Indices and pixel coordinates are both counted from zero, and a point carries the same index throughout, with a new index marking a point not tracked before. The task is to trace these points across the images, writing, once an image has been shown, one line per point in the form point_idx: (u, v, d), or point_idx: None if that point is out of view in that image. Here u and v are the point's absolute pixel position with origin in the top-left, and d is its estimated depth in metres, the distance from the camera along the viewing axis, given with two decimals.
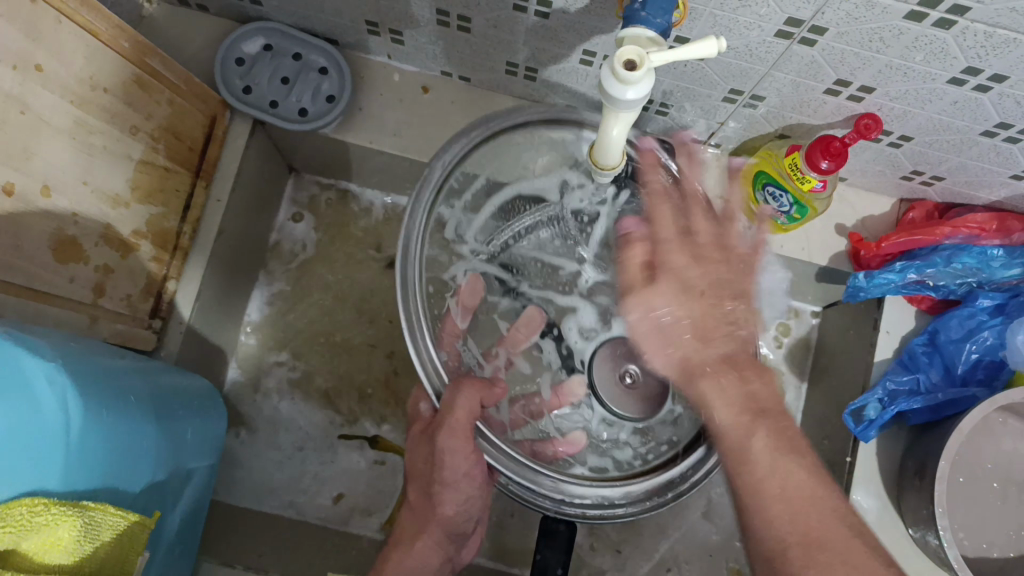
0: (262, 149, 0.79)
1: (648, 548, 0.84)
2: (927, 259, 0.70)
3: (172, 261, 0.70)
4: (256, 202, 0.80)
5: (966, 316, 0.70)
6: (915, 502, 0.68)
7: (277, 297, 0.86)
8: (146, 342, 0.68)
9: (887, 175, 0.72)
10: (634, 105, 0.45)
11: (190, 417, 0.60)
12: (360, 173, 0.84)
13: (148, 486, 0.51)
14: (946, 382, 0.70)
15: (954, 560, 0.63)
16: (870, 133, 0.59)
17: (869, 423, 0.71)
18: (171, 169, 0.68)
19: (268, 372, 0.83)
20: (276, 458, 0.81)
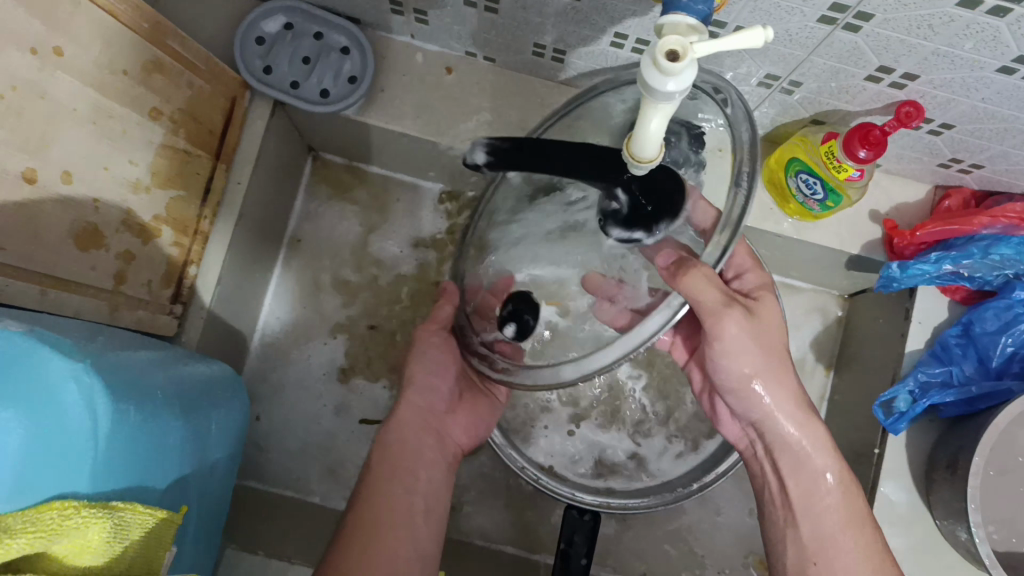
0: (283, 130, 0.77)
1: (671, 539, 0.82)
2: (963, 249, 0.68)
3: (192, 245, 0.68)
4: (275, 184, 0.79)
5: (1001, 308, 0.68)
6: (946, 495, 0.67)
7: (298, 280, 0.85)
8: (167, 328, 0.67)
9: (924, 161, 0.70)
10: (675, 97, 0.43)
11: (215, 409, 0.59)
12: (381, 155, 0.83)
13: (174, 484, 0.50)
14: (981, 375, 0.69)
15: (986, 556, 0.62)
16: (911, 122, 0.57)
17: (900, 416, 0.70)
18: (191, 153, 0.66)
19: (288, 354, 0.83)
20: (297, 442, 0.81)
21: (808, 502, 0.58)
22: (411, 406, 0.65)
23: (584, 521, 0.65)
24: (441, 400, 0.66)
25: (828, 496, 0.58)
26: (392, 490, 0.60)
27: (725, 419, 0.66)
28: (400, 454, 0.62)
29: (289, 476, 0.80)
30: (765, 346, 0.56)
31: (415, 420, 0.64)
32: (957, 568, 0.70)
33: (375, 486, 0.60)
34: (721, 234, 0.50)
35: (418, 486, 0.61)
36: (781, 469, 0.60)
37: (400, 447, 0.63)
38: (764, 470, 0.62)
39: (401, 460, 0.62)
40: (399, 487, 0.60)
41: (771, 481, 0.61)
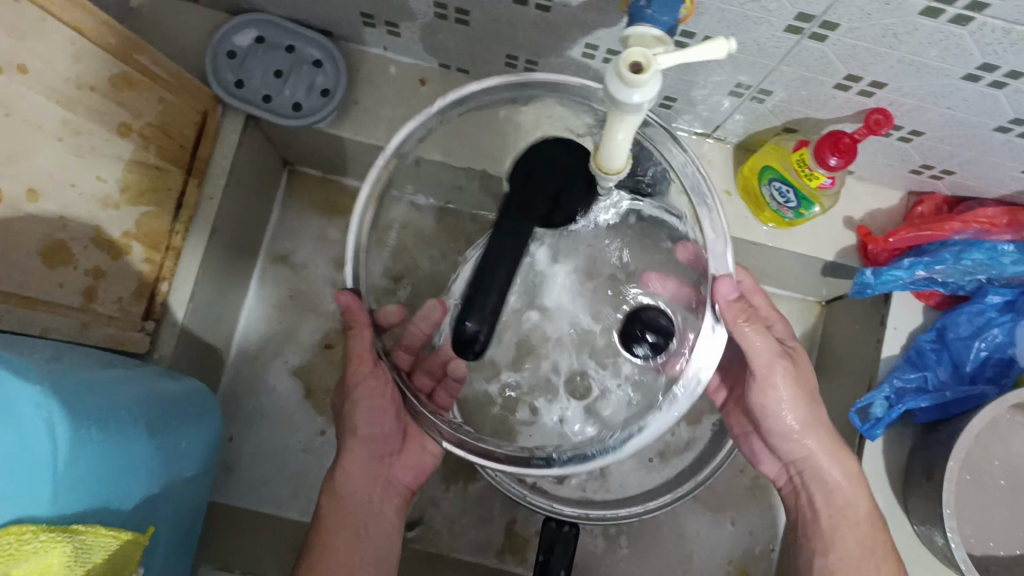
0: (256, 144, 0.77)
1: (651, 550, 0.82)
2: (936, 256, 0.69)
3: (165, 260, 0.68)
4: (250, 197, 0.79)
5: (975, 313, 0.69)
6: (922, 501, 0.67)
7: (273, 293, 0.84)
8: (139, 345, 0.66)
9: (896, 168, 0.71)
10: (640, 109, 0.43)
11: (186, 426, 0.58)
12: (356, 168, 0.82)
13: (141, 504, 0.50)
14: (955, 381, 0.69)
15: (962, 562, 0.62)
16: (880, 130, 0.57)
17: (876, 422, 0.70)
18: (162, 167, 0.66)
19: (265, 369, 0.82)
20: (274, 457, 0.80)
21: (841, 526, 0.61)
22: (357, 451, 0.62)
23: (563, 532, 0.65)
24: (387, 445, 0.63)
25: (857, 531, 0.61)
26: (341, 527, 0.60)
27: (764, 456, 0.67)
28: (333, 507, 0.62)
29: (267, 494, 0.80)
30: (807, 394, 0.61)
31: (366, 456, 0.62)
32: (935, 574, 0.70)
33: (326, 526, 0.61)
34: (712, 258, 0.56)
35: (359, 535, 0.61)
36: (815, 501, 0.63)
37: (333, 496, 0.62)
38: (800, 491, 0.64)
39: (333, 518, 0.61)
40: (343, 530, 0.60)
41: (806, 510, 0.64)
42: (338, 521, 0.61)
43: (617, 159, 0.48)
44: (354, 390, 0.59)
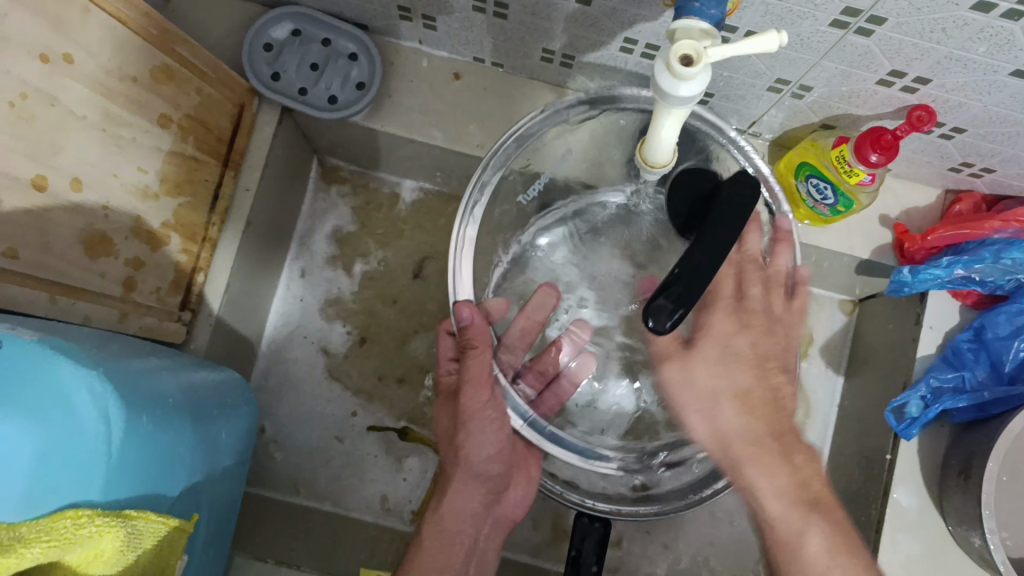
0: (290, 137, 0.77)
1: (681, 547, 0.82)
2: (975, 254, 0.68)
3: (201, 252, 0.68)
4: (283, 189, 0.79)
5: (1014, 312, 0.68)
6: (958, 501, 0.66)
7: (305, 285, 0.84)
8: (176, 335, 0.67)
9: (935, 166, 0.70)
10: (688, 103, 0.43)
11: (226, 416, 0.59)
12: (388, 161, 0.83)
13: (184, 492, 0.50)
14: (994, 380, 0.68)
15: (1001, 562, 0.61)
16: (923, 126, 0.56)
17: (912, 421, 0.69)
18: (200, 159, 0.66)
19: (297, 361, 0.83)
20: (305, 448, 0.81)
21: None
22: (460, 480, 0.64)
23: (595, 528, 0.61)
24: (494, 482, 0.65)
25: None
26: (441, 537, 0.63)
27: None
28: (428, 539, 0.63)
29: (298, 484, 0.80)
30: None
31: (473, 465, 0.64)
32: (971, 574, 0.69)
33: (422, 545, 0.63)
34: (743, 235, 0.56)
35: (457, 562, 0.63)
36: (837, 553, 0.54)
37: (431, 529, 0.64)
38: None
39: (428, 543, 0.63)
40: (441, 544, 0.63)
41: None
42: (437, 534, 0.63)
43: (660, 153, 0.48)
44: (467, 415, 0.60)
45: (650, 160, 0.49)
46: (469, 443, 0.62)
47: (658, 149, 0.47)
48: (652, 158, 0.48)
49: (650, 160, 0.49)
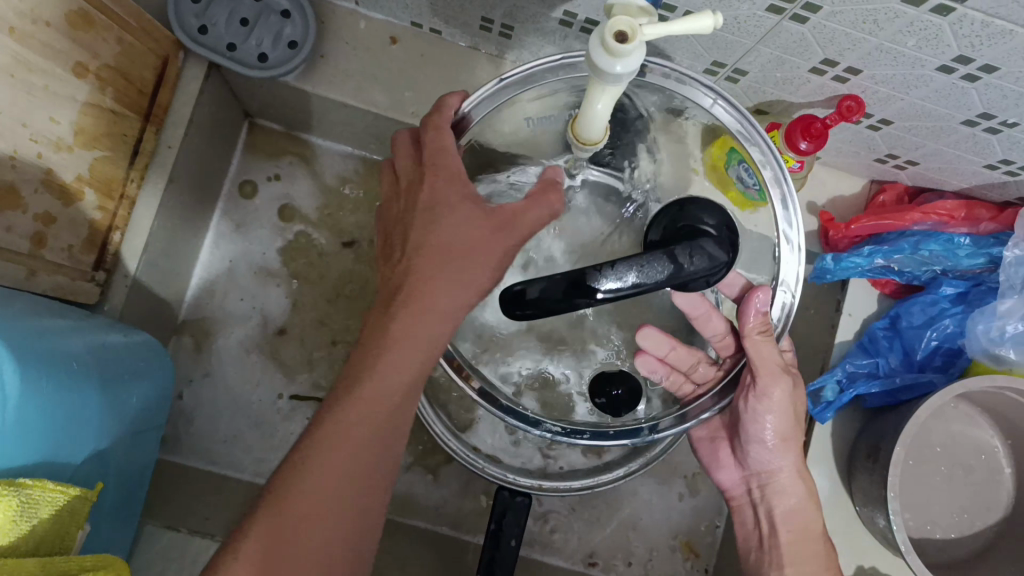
0: (217, 94, 0.74)
1: (601, 524, 0.82)
2: (894, 245, 0.70)
3: (117, 209, 0.65)
4: (208, 148, 0.76)
5: (927, 302, 0.70)
6: (866, 483, 0.68)
7: (229, 249, 0.82)
8: (88, 295, 0.64)
9: (862, 156, 0.72)
10: (622, 80, 0.42)
11: (138, 381, 0.57)
12: (320, 124, 0.80)
13: (91, 457, 0.49)
14: (904, 368, 0.71)
15: (902, 543, 0.63)
16: (852, 116, 0.57)
17: (827, 404, 0.71)
18: (119, 112, 0.63)
19: (219, 325, 0.80)
20: (224, 415, 0.79)
21: (797, 543, 0.61)
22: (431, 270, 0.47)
23: (516, 502, 0.65)
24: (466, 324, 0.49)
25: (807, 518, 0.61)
26: (381, 373, 0.47)
27: (725, 464, 0.65)
28: (392, 335, 0.47)
29: (215, 451, 0.78)
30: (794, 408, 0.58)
31: (427, 338, 0.47)
32: (874, 552, 0.72)
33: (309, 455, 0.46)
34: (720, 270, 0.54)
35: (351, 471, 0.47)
36: (773, 513, 0.62)
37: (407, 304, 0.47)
38: (757, 519, 0.63)
39: (383, 361, 0.47)
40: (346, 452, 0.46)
41: (761, 528, 0.63)
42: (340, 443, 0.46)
43: (594, 131, 0.47)
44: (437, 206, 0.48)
45: (583, 139, 0.48)
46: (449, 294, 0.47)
47: (592, 126, 0.47)
48: (584, 136, 0.48)
49: (582, 138, 0.48)
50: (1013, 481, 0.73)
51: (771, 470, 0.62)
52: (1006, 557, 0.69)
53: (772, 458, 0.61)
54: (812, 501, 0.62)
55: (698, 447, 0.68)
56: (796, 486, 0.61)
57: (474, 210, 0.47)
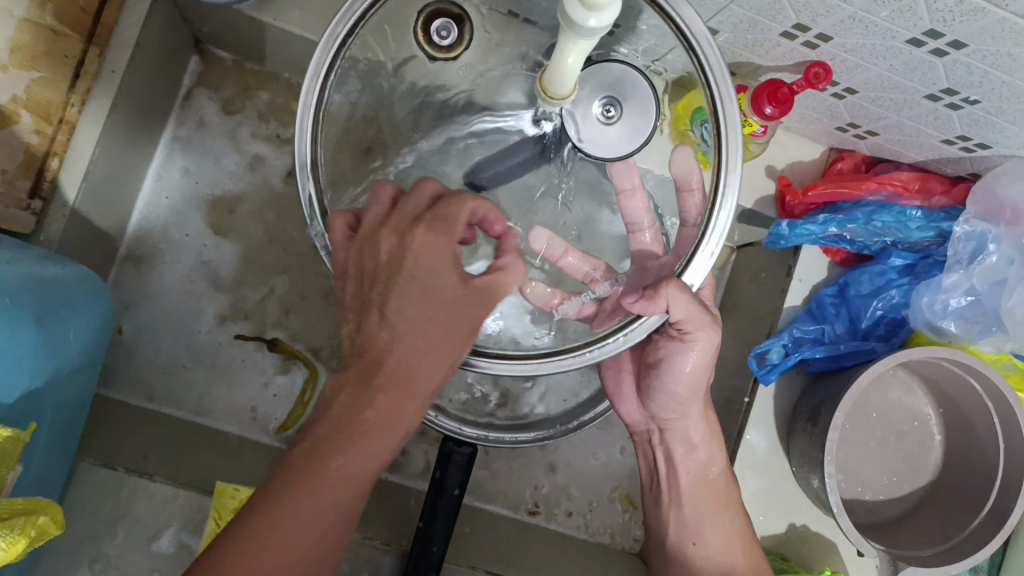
0: (167, 18, 0.70)
1: (542, 475, 0.83)
2: (849, 214, 0.70)
3: (56, 134, 0.62)
4: (155, 73, 0.72)
5: (876, 272, 0.71)
6: (805, 445, 0.70)
7: (174, 180, 0.79)
8: (23, 225, 0.61)
9: (823, 123, 0.72)
10: (594, 34, 0.41)
11: (78, 317, 0.55)
12: (276, 56, 0.77)
13: (22, 398, 0.48)
14: (849, 335, 0.72)
15: (834, 504, 0.65)
16: (818, 83, 0.57)
17: (771, 367, 0.72)
18: (59, 32, 0.59)
19: (162, 259, 0.78)
20: (165, 350, 0.77)
21: (697, 485, 0.64)
22: (404, 294, 0.45)
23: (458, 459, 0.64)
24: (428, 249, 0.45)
25: (711, 473, 0.64)
26: (401, 342, 0.45)
27: (626, 399, 0.66)
28: (392, 320, 0.45)
29: (155, 388, 0.76)
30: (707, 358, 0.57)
31: (411, 381, 0.46)
32: (807, 512, 0.74)
33: (271, 499, 0.45)
34: (704, 238, 0.49)
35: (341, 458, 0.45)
36: (673, 455, 0.65)
37: (397, 286, 0.45)
38: (654, 452, 0.66)
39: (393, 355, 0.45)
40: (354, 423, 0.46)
41: (657, 462, 0.66)
42: (354, 407, 0.46)
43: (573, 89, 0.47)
44: (409, 299, 0.45)
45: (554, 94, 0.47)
46: (430, 269, 0.45)
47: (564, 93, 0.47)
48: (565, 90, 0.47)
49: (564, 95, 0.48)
50: (941, 448, 0.76)
51: (676, 419, 0.63)
52: (929, 519, 0.72)
53: (674, 401, 0.61)
54: (715, 441, 0.64)
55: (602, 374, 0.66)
56: (698, 427, 0.63)
57: (439, 259, 0.45)
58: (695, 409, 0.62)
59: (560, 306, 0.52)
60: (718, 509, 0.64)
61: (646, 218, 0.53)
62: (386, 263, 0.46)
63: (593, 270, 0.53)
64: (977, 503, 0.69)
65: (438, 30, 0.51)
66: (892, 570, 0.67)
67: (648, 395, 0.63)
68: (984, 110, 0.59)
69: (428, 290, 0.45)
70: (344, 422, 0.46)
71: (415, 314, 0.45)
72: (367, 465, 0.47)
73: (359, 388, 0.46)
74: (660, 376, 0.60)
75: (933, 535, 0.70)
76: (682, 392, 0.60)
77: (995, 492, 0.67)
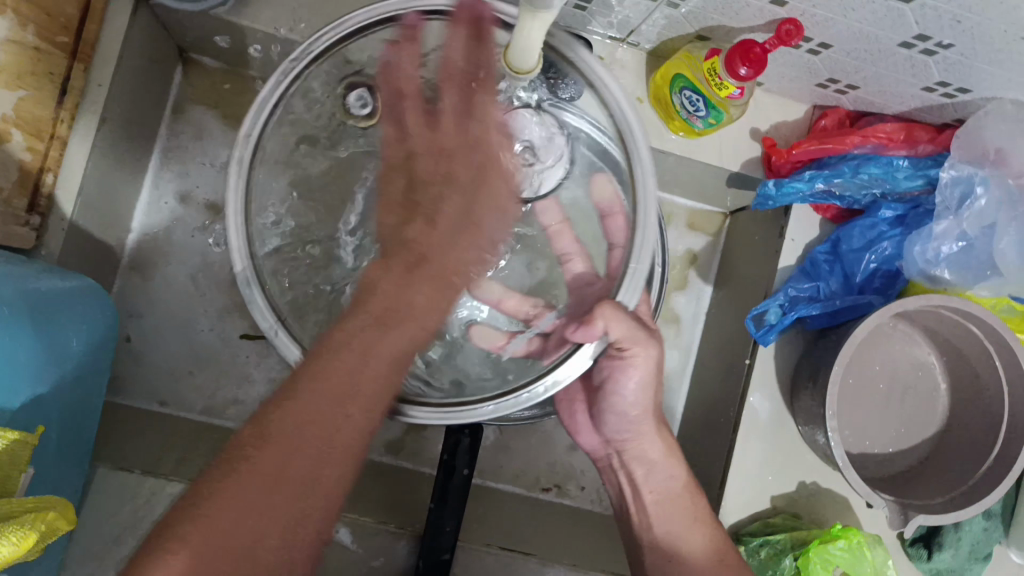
0: (149, 29, 0.72)
1: (558, 451, 0.84)
2: (836, 169, 0.71)
3: (48, 150, 0.63)
4: (141, 84, 0.73)
5: (867, 226, 0.71)
6: (808, 402, 0.70)
7: (169, 188, 0.80)
8: (23, 241, 0.63)
9: (803, 81, 0.72)
10: (553, 5, 0.42)
11: (79, 324, 0.56)
12: (259, 59, 0.78)
13: (26, 404, 0.49)
14: (845, 290, 0.72)
15: (840, 458, 0.66)
16: (791, 41, 0.58)
17: (770, 328, 0.72)
18: (42, 49, 0.60)
19: (162, 266, 0.79)
20: (172, 355, 0.78)
21: (664, 503, 0.64)
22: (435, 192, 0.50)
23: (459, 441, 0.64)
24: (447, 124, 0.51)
25: (669, 486, 0.64)
26: (434, 244, 0.49)
27: (582, 428, 0.68)
28: (417, 230, 0.49)
29: (165, 392, 0.78)
30: (656, 378, 0.60)
31: (427, 303, 0.47)
32: (814, 469, 0.75)
33: (273, 434, 0.42)
34: (630, 262, 0.51)
35: (348, 399, 0.44)
36: (636, 477, 0.65)
37: (425, 172, 0.50)
38: (620, 481, 0.67)
39: (419, 251, 0.48)
40: (378, 345, 0.45)
41: (624, 490, 0.67)
42: (373, 330, 0.45)
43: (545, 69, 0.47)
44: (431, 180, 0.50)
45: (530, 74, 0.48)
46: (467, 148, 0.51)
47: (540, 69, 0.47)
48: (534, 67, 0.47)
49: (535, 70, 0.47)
50: (947, 398, 0.75)
51: (630, 440, 0.64)
52: (939, 468, 0.72)
53: (626, 418, 0.62)
54: (675, 458, 0.65)
55: (558, 409, 0.69)
56: (655, 446, 0.64)
57: (479, 116, 0.51)
58: (646, 427, 0.63)
59: (507, 346, 0.55)
60: (689, 523, 0.62)
61: (573, 247, 0.57)
62: (433, 146, 0.51)
63: (532, 309, 0.56)
64: (985, 448, 0.69)
65: (356, 99, 0.55)
66: (903, 519, 0.67)
67: (600, 419, 0.65)
68: (959, 53, 0.59)
69: (462, 184, 0.50)
70: (389, 306, 0.46)
71: (433, 224, 0.49)
72: (394, 389, 0.46)
73: (403, 277, 0.47)
74: (608, 403, 0.62)
75: (943, 483, 0.71)
76: (631, 411, 0.62)
77: (1002, 435, 0.68)
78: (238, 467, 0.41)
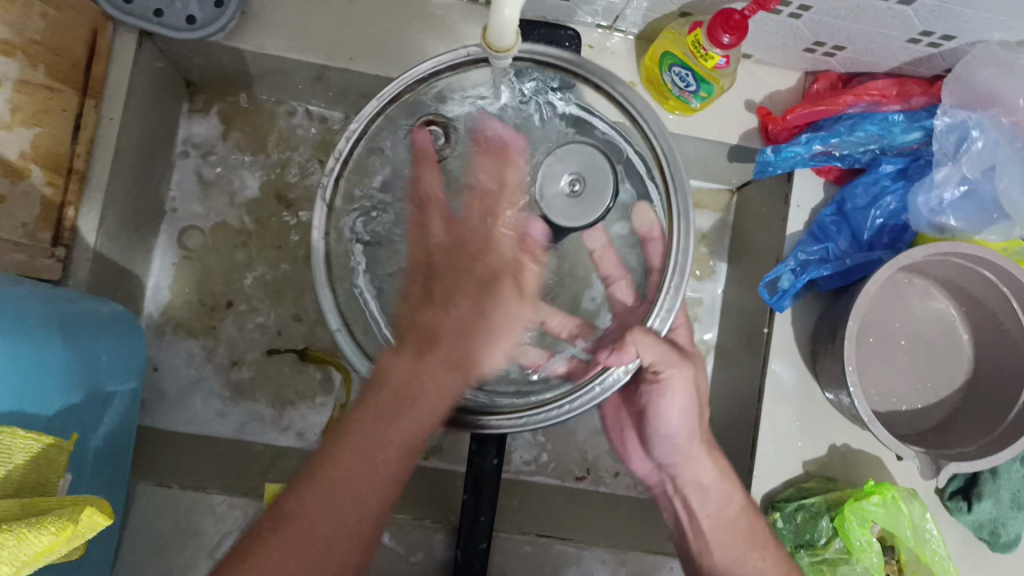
0: (154, 64, 0.75)
1: None
2: (831, 129, 0.71)
3: (68, 185, 0.66)
4: (151, 117, 0.76)
5: (870, 183, 0.72)
6: (828, 363, 0.70)
7: (187, 216, 0.83)
8: (50, 272, 0.65)
9: (791, 48, 0.73)
10: None
11: (107, 340, 0.59)
12: (262, 82, 0.81)
13: (58, 412, 0.52)
14: (854, 249, 0.73)
15: (863, 413, 0.66)
16: (769, 3, 0.58)
17: (783, 293, 0.73)
18: (54, 87, 0.63)
19: (186, 291, 0.82)
20: (202, 377, 0.81)
21: (719, 526, 0.64)
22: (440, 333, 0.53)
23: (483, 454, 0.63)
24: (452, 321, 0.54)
25: (731, 506, 0.64)
26: (424, 371, 0.52)
27: (634, 456, 0.70)
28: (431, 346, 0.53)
29: (199, 412, 0.80)
30: (697, 401, 0.61)
31: (437, 388, 0.52)
32: (842, 431, 0.75)
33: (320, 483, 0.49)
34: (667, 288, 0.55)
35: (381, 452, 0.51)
36: (691, 504, 0.65)
37: (423, 333, 0.53)
38: (676, 507, 0.67)
39: (417, 391, 0.52)
40: (416, 411, 0.51)
41: (682, 517, 0.67)
42: (396, 403, 0.51)
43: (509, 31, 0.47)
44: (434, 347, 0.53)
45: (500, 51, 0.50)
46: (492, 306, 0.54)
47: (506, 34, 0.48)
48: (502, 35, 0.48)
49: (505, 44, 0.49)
50: (971, 348, 0.75)
51: (681, 465, 0.64)
52: (969, 418, 0.72)
53: (671, 438, 0.63)
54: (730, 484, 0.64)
55: (609, 432, 0.71)
56: (708, 470, 0.63)
57: (453, 314, 0.54)
58: (698, 450, 0.63)
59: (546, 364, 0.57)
60: (747, 544, 0.62)
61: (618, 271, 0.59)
62: (431, 320, 0.54)
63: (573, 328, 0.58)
64: (1013, 392, 0.68)
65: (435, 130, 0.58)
66: (935, 469, 0.67)
67: (648, 442, 0.66)
68: None
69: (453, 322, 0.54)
70: (398, 393, 0.51)
71: (420, 385, 0.52)
72: (416, 431, 0.52)
73: (415, 358, 0.52)
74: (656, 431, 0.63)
75: (974, 433, 0.70)
76: (679, 439, 0.63)
77: None
78: (263, 537, 0.48)
